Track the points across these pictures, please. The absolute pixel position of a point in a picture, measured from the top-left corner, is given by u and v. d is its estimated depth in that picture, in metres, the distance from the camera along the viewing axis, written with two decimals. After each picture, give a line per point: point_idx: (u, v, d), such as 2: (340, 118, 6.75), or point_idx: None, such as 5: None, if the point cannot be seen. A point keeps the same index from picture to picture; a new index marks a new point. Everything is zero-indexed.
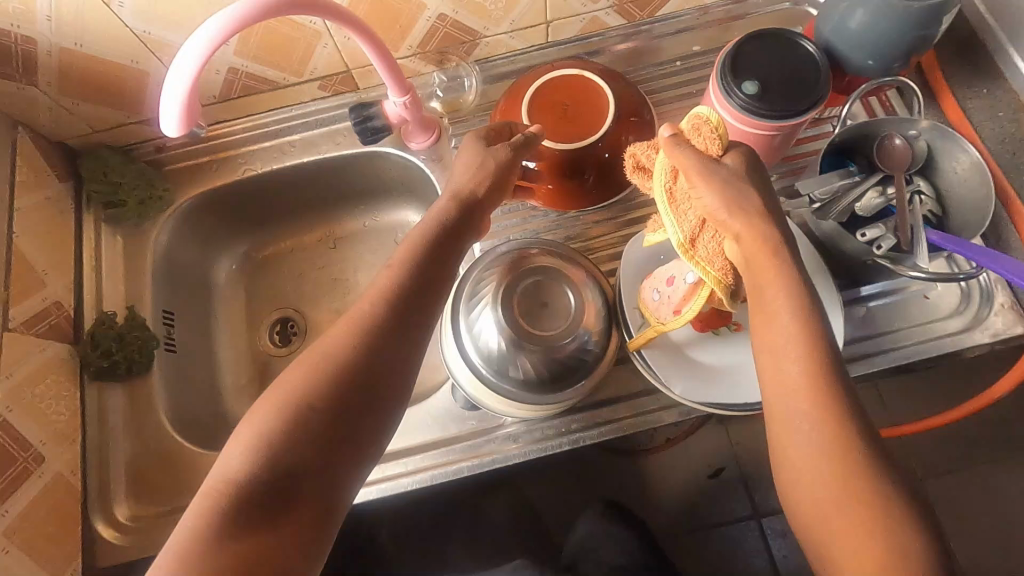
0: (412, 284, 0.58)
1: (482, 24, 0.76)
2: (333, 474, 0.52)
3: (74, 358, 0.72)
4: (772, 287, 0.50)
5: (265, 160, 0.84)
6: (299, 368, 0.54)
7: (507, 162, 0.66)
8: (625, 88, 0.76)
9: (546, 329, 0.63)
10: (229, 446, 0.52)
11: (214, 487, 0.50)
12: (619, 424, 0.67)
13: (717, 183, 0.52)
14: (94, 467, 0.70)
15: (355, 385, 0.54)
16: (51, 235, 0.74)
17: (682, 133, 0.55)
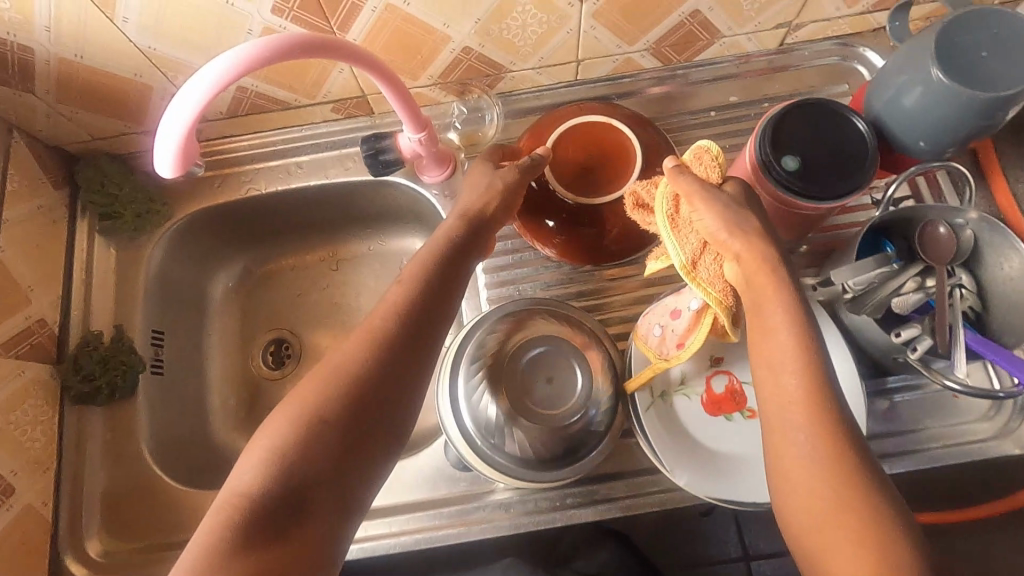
0: (426, 299, 0.57)
1: (508, 59, 0.72)
2: (348, 482, 0.51)
3: (56, 380, 0.69)
4: (777, 311, 0.51)
5: (270, 179, 0.80)
6: (312, 380, 0.54)
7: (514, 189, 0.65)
8: (654, 139, 0.71)
9: (549, 400, 0.60)
10: (242, 460, 0.51)
11: (228, 502, 0.49)
12: (617, 504, 0.64)
13: (715, 203, 0.54)
14: (68, 497, 0.67)
15: (372, 396, 0.53)
16: (41, 248, 0.71)
17: (684, 163, 0.58)
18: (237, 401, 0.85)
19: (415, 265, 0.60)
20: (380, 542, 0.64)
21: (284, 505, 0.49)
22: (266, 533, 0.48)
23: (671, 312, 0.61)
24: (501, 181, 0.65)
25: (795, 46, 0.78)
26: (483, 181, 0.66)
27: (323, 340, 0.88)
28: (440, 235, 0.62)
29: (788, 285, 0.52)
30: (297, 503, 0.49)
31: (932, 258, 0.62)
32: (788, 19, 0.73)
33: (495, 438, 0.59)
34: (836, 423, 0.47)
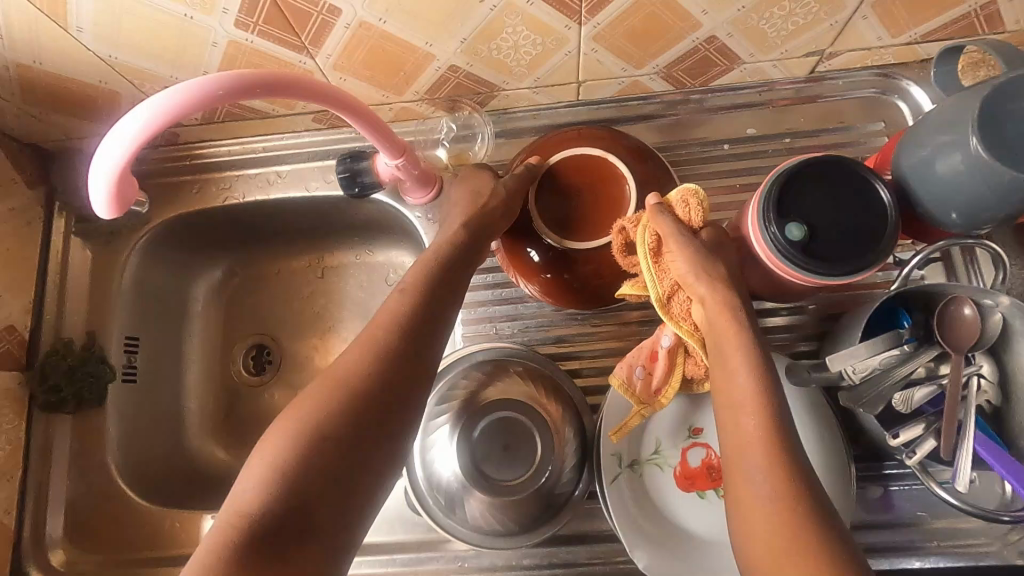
0: (425, 313, 0.54)
1: (501, 78, 0.66)
2: (346, 499, 0.48)
3: (24, 388, 0.69)
4: (737, 361, 0.50)
5: (250, 188, 0.76)
6: (317, 391, 0.50)
7: (505, 210, 0.60)
8: (658, 177, 0.62)
9: (516, 463, 0.57)
10: (243, 473, 0.48)
11: (225, 521, 0.45)
12: (577, 569, 0.61)
13: (691, 248, 0.53)
14: (33, 504, 0.68)
15: (378, 406, 0.50)
16: (12, 252, 0.70)
17: (668, 202, 0.56)
18: (214, 407, 0.84)
19: (416, 273, 0.56)
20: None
21: (284, 524, 0.45)
22: (266, 552, 0.44)
23: (642, 351, 0.57)
24: (488, 205, 0.60)
25: (827, 74, 0.69)
26: (475, 193, 0.61)
27: (303, 351, 0.85)
28: (443, 241, 0.59)
29: (753, 336, 0.51)
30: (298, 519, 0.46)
31: (951, 346, 0.54)
32: (820, 48, 0.64)
33: (445, 500, 0.57)
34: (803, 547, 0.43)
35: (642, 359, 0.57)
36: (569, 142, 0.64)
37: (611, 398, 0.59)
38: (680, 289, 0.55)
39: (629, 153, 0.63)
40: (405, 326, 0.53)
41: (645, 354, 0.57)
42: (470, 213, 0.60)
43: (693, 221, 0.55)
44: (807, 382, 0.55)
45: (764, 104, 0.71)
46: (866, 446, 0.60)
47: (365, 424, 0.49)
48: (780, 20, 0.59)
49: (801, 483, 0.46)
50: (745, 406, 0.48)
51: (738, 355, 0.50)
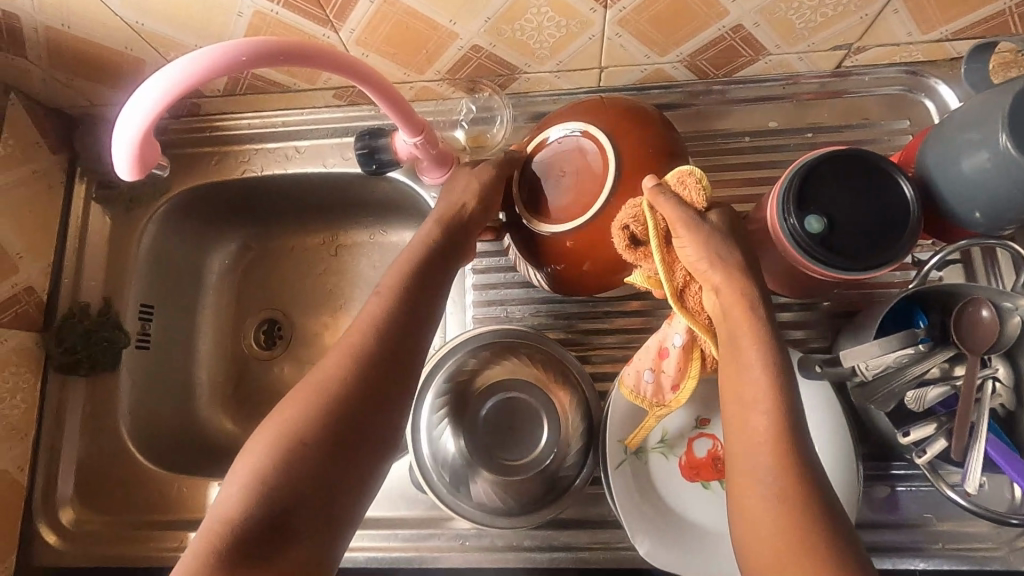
0: (409, 315, 0.52)
1: (523, 60, 0.65)
2: (335, 502, 0.47)
3: (40, 349, 0.70)
4: (751, 356, 0.48)
5: (268, 161, 0.77)
6: (295, 399, 0.48)
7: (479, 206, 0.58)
8: (657, 154, 0.53)
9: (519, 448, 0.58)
10: (224, 484, 0.46)
11: (209, 530, 0.44)
12: (577, 553, 0.61)
13: (705, 233, 0.49)
14: (44, 463, 0.69)
15: (360, 408, 0.48)
16: (34, 214, 0.71)
17: (666, 184, 0.50)
18: (224, 378, 0.85)
19: (393, 278, 0.54)
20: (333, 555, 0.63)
21: (270, 527, 0.44)
22: (252, 557, 0.43)
23: (651, 351, 0.54)
24: (466, 203, 0.58)
25: (853, 69, 0.68)
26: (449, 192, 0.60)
27: (314, 327, 0.86)
28: (419, 243, 0.57)
29: (768, 329, 0.48)
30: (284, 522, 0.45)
31: (967, 347, 0.53)
32: (848, 42, 0.63)
33: (450, 476, 0.57)
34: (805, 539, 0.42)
35: (652, 363, 0.55)
36: (557, 118, 0.58)
37: (613, 405, 0.58)
38: (692, 280, 0.51)
39: (625, 124, 0.54)
40: (385, 330, 0.51)
41: (656, 353, 0.54)
42: (447, 212, 0.58)
43: (697, 201, 0.50)
44: (817, 375, 0.55)
45: (787, 98, 0.70)
46: (872, 444, 0.60)
47: (347, 427, 0.48)
48: (809, 10, 0.58)
49: (809, 476, 0.45)
50: (759, 405, 0.47)
51: (752, 352, 0.48)
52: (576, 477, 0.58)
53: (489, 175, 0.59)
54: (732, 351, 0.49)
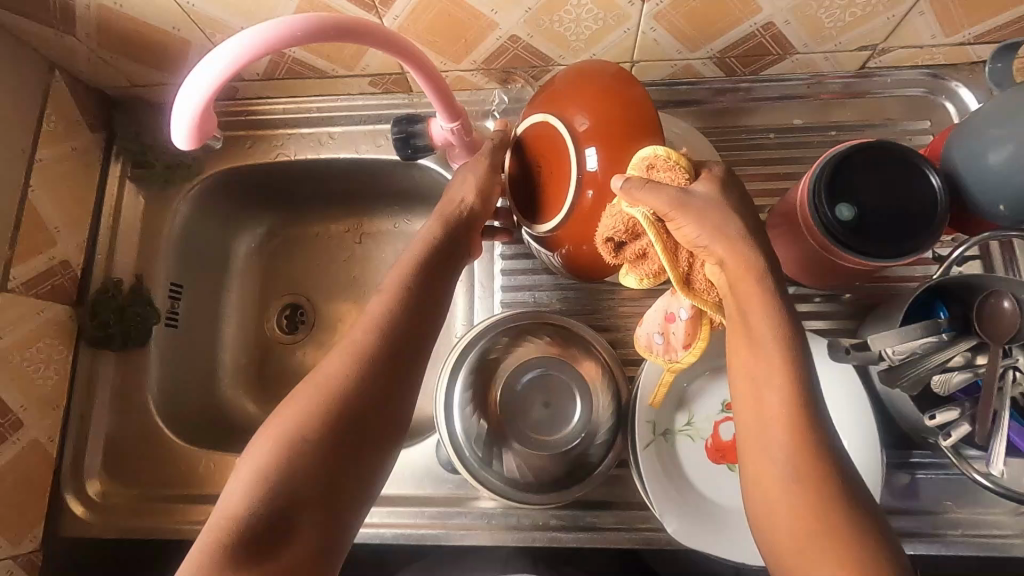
0: (410, 315, 0.53)
1: (559, 52, 0.67)
2: (339, 498, 0.48)
3: (73, 322, 0.71)
4: (758, 317, 0.48)
5: (301, 146, 0.78)
6: (297, 400, 0.49)
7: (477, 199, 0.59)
8: (632, 120, 0.50)
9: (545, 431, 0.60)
10: (228, 483, 0.47)
11: (215, 526, 0.45)
12: (601, 534, 0.62)
13: (694, 208, 0.46)
14: (73, 436, 0.70)
15: (360, 409, 0.49)
16: (72, 190, 0.72)
17: (639, 175, 0.47)
18: (247, 360, 0.86)
19: (392, 284, 0.54)
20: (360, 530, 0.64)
21: (275, 521, 0.45)
22: (257, 551, 0.44)
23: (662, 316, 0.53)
24: (466, 198, 0.59)
25: (877, 71, 0.71)
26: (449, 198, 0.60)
27: (338, 312, 0.87)
28: (420, 241, 0.57)
29: (774, 297, 0.48)
30: (286, 518, 0.45)
31: (988, 336, 0.54)
32: (873, 43, 0.66)
33: (482, 453, 0.58)
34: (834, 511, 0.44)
35: (659, 325, 0.54)
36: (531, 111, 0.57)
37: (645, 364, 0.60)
38: (695, 257, 0.48)
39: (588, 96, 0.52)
40: (386, 329, 0.52)
41: (665, 317, 0.53)
42: (448, 211, 0.59)
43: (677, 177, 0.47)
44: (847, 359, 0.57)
45: (811, 97, 0.73)
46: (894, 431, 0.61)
47: (348, 428, 0.49)
48: (839, 10, 0.60)
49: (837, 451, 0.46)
50: (773, 385, 0.47)
51: (762, 322, 0.48)
52: (598, 456, 0.59)
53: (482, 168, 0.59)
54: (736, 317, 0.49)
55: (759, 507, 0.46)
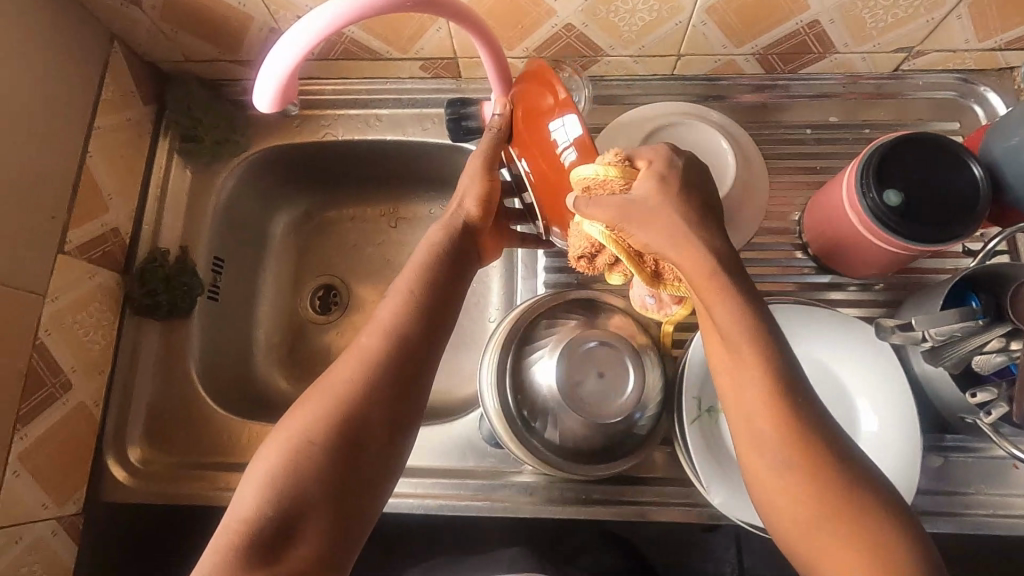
0: (419, 322, 0.52)
1: (609, 42, 0.70)
2: (346, 502, 0.48)
3: (120, 289, 0.71)
4: (724, 312, 0.45)
5: (348, 128, 0.80)
6: (307, 408, 0.50)
7: (476, 211, 0.58)
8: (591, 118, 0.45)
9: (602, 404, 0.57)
10: (241, 484, 0.48)
11: (228, 528, 0.46)
12: (642, 508, 0.63)
13: (640, 214, 0.44)
14: (116, 402, 0.70)
15: (369, 414, 0.49)
16: (125, 159, 0.72)
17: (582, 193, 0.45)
18: (281, 338, 0.86)
19: (401, 293, 0.54)
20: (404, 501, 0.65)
21: (283, 525, 0.45)
22: (268, 549, 0.45)
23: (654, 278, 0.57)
24: (467, 207, 0.58)
25: (908, 73, 0.74)
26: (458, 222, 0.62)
27: (373, 293, 0.88)
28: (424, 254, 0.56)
29: (741, 289, 0.45)
30: (294, 521, 0.46)
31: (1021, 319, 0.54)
32: (909, 45, 0.69)
33: (528, 416, 0.59)
34: (852, 491, 0.44)
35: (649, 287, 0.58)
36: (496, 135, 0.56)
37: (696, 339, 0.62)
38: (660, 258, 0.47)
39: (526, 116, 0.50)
40: (389, 339, 0.51)
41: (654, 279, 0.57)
42: (453, 223, 0.58)
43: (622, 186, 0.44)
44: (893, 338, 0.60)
45: (845, 96, 0.76)
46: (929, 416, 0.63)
47: (356, 431, 0.49)
48: (882, 11, 0.63)
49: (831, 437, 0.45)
50: (752, 381, 0.45)
51: (729, 316, 0.45)
52: (642, 421, 0.60)
53: (478, 174, 0.56)
54: (703, 311, 0.47)
55: (761, 489, 0.46)
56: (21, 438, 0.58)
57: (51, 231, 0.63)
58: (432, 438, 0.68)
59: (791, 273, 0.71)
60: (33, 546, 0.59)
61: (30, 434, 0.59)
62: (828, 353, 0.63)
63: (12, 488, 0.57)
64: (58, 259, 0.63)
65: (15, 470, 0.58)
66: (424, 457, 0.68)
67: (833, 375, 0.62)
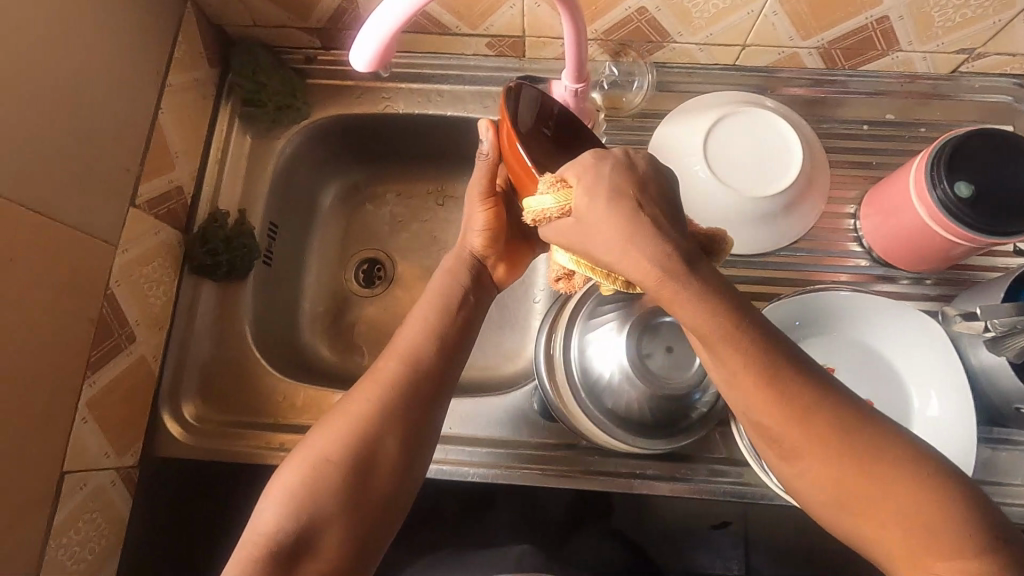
0: (440, 350, 0.54)
1: (679, 29, 0.71)
2: (360, 525, 0.49)
3: (181, 248, 0.72)
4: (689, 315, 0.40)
5: (408, 102, 0.81)
6: (330, 426, 0.51)
7: (484, 248, 0.61)
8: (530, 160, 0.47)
9: (669, 377, 0.58)
10: (262, 499, 0.49)
11: (249, 541, 0.47)
12: (694, 485, 0.65)
13: (588, 230, 0.41)
14: (173, 358, 0.70)
15: (387, 437, 0.51)
16: (191, 119, 0.73)
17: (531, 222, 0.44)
18: (326, 308, 0.87)
19: (421, 320, 0.56)
20: (493, 473, 0.66)
21: (299, 543, 0.47)
22: (286, 565, 0.46)
23: None
24: (474, 244, 0.61)
25: (965, 76, 0.75)
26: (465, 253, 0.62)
27: (418, 268, 0.89)
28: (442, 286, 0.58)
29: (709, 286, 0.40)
30: (310, 539, 0.47)
31: None
32: (972, 47, 0.70)
33: (593, 394, 0.59)
34: None
35: None
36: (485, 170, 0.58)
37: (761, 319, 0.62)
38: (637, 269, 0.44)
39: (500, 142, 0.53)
40: (411, 367, 0.53)
41: None
42: (461, 257, 0.61)
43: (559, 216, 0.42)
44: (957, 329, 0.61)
45: (901, 95, 0.77)
46: (983, 411, 0.64)
47: (373, 452, 0.50)
48: (953, 9, 0.64)
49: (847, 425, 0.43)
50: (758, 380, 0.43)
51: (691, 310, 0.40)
52: (700, 405, 0.61)
53: (479, 210, 0.59)
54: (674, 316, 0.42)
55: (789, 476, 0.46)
56: (89, 385, 0.59)
57: (125, 182, 0.63)
58: (489, 410, 0.69)
59: (843, 265, 0.73)
60: (95, 494, 0.60)
61: (97, 383, 0.59)
62: (885, 343, 0.64)
63: (79, 434, 0.58)
64: (130, 211, 0.63)
65: (82, 417, 0.58)
66: (480, 428, 0.69)
67: (885, 363, 0.64)
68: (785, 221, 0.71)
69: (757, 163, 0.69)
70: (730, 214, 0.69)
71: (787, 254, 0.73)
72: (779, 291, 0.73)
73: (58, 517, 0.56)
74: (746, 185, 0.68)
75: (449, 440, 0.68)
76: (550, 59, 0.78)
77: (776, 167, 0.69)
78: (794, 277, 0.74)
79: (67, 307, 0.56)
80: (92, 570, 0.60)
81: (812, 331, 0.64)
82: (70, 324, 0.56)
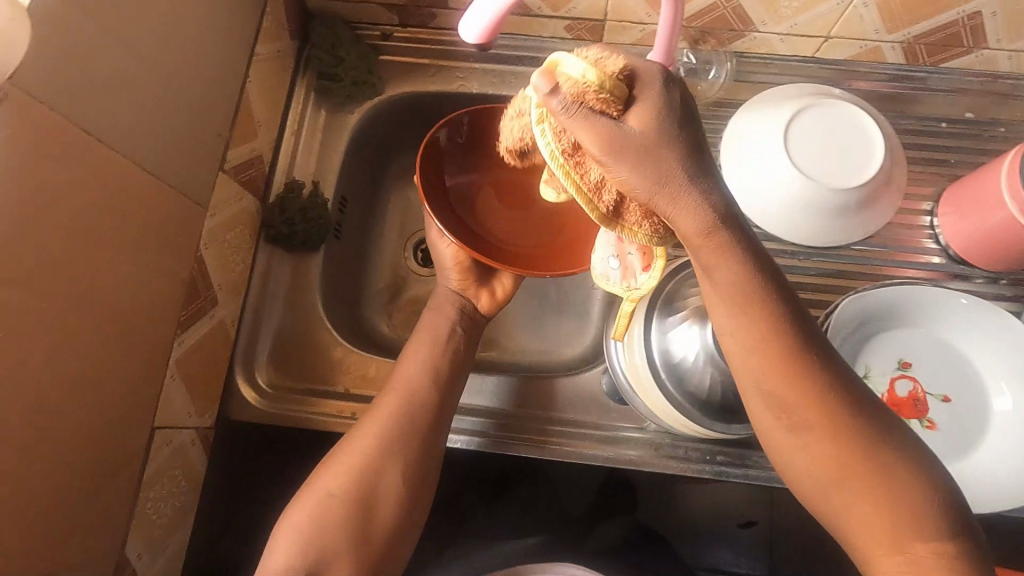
0: (430, 396, 0.60)
1: (765, 17, 0.71)
2: (363, 558, 0.53)
3: (258, 216, 0.72)
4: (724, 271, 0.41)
5: (482, 82, 0.81)
6: (335, 463, 0.57)
7: (461, 282, 0.67)
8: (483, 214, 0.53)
9: None
10: (270, 541, 0.53)
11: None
12: (764, 473, 0.65)
13: (631, 149, 0.38)
14: (249, 323, 0.71)
15: (383, 479, 0.56)
16: (273, 89, 0.73)
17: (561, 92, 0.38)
18: (387, 285, 0.87)
19: (408, 371, 0.62)
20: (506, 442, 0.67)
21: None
22: None
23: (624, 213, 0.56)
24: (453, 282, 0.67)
25: None
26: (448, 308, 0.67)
27: None
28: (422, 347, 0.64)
29: (748, 252, 0.41)
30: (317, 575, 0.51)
31: None
32: None
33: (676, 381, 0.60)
34: None
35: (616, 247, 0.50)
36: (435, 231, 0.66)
37: (842, 310, 0.63)
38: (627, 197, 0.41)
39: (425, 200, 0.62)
40: (403, 416, 0.58)
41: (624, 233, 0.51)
42: (443, 299, 0.67)
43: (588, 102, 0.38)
44: None
45: (982, 94, 0.77)
46: None
47: (371, 493, 0.55)
48: None
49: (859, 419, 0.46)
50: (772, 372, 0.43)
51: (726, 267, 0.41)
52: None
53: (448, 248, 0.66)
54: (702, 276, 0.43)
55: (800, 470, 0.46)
56: (179, 344, 0.60)
57: (218, 147, 0.63)
58: (498, 382, 0.71)
59: (914, 261, 0.73)
60: (178, 451, 0.61)
61: (186, 342, 0.60)
62: (961, 341, 0.64)
63: (168, 391, 0.59)
64: (220, 176, 0.64)
65: (172, 374, 0.59)
66: (584, 407, 0.70)
67: (961, 361, 0.64)
68: (858, 216, 0.70)
69: (829, 163, 0.68)
70: (803, 205, 0.69)
71: (859, 248, 0.73)
72: (850, 284, 0.72)
73: (148, 470, 0.57)
74: (824, 175, 0.68)
75: (521, 417, 0.69)
76: (628, 44, 0.78)
77: (855, 164, 0.68)
78: (867, 272, 0.73)
79: (167, 266, 0.57)
80: (173, 526, 0.62)
81: (889, 325, 0.65)
82: (169, 283, 0.57)
